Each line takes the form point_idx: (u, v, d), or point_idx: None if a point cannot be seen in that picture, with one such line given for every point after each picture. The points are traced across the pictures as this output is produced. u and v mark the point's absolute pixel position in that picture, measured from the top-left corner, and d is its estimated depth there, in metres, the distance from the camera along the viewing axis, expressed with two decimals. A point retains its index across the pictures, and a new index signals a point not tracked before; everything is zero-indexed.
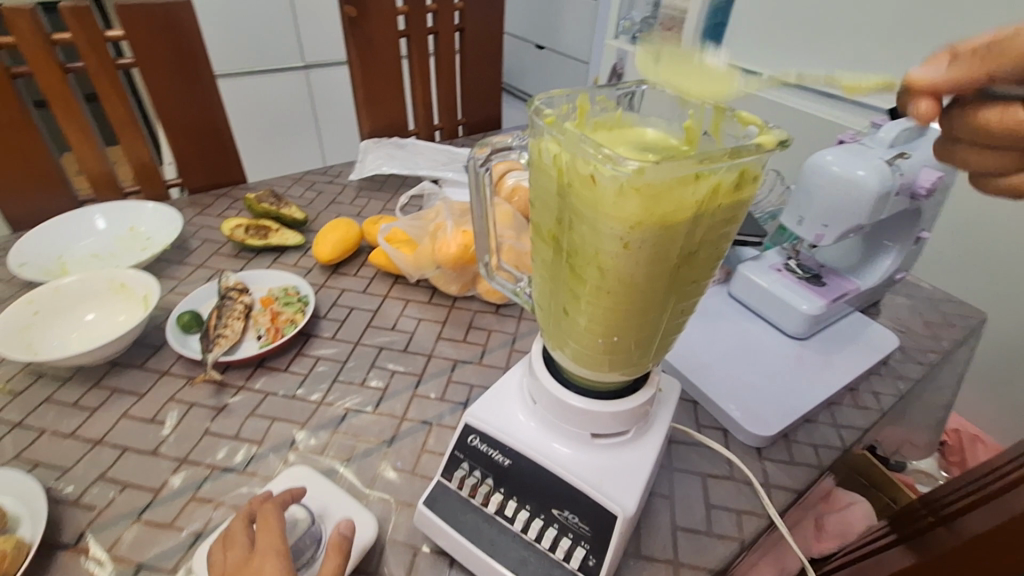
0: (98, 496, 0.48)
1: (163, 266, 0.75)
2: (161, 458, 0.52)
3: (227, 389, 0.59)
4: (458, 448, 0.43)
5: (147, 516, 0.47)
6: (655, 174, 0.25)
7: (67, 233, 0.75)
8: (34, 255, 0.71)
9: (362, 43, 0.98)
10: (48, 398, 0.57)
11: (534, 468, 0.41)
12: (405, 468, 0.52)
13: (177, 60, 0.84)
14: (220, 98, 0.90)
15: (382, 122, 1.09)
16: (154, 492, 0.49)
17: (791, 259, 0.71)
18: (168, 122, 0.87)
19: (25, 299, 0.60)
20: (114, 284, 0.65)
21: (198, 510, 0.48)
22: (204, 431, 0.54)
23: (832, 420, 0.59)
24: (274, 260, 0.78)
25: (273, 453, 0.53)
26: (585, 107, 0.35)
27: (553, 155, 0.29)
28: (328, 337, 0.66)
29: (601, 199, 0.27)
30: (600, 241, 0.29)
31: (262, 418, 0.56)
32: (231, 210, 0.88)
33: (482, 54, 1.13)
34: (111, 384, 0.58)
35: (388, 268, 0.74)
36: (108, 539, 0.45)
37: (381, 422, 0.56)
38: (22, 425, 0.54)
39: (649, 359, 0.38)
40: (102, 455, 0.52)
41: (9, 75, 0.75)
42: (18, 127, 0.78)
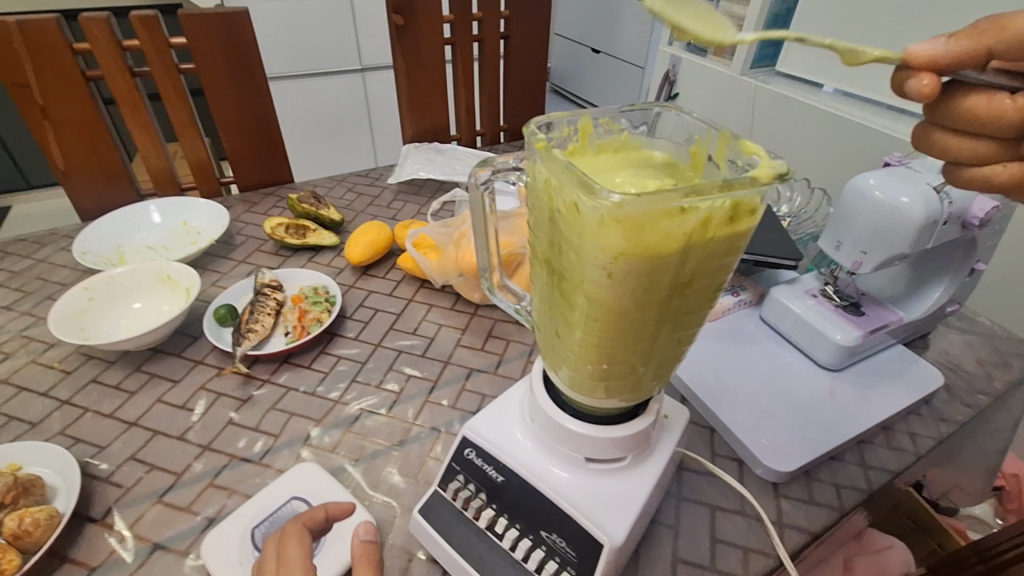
0: (126, 476, 0.52)
1: (208, 259, 0.80)
2: (186, 443, 0.55)
3: (253, 381, 0.62)
4: (455, 460, 0.44)
5: (168, 498, 0.50)
6: (636, 207, 0.25)
7: (127, 225, 0.81)
8: (97, 245, 0.78)
9: (408, 51, 1.01)
10: (94, 379, 0.62)
11: (526, 487, 0.40)
12: (410, 473, 0.53)
13: (234, 65, 0.89)
14: (271, 102, 0.95)
15: (425, 127, 1.11)
16: (176, 475, 0.52)
17: (829, 284, 0.67)
18: (224, 123, 0.93)
19: (82, 286, 0.66)
20: (161, 276, 0.70)
21: (214, 496, 0.50)
22: (227, 421, 0.57)
23: (860, 460, 0.56)
24: (309, 259, 0.81)
25: (287, 447, 0.55)
26: (587, 131, 0.35)
27: (544, 180, 0.29)
28: (351, 337, 0.68)
29: (584, 229, 0.27)
30: (586, 270, 0.28)
31: (281, 412, 0.58)
32: (276, 208, 0.92)
33: (527, 61, 1.14)
34: (150, 370, 0.63)
35: (415, 273, 0.75)
36: (132, 516, 0.49)
37: (392, 425, 0.57)
38: (69, 403, 0.59)
39: (647, 387, 0.37)
40: (135, 436, 0.56)
41: (85, 77, 0.82)
42: (90, 126, 0.85)
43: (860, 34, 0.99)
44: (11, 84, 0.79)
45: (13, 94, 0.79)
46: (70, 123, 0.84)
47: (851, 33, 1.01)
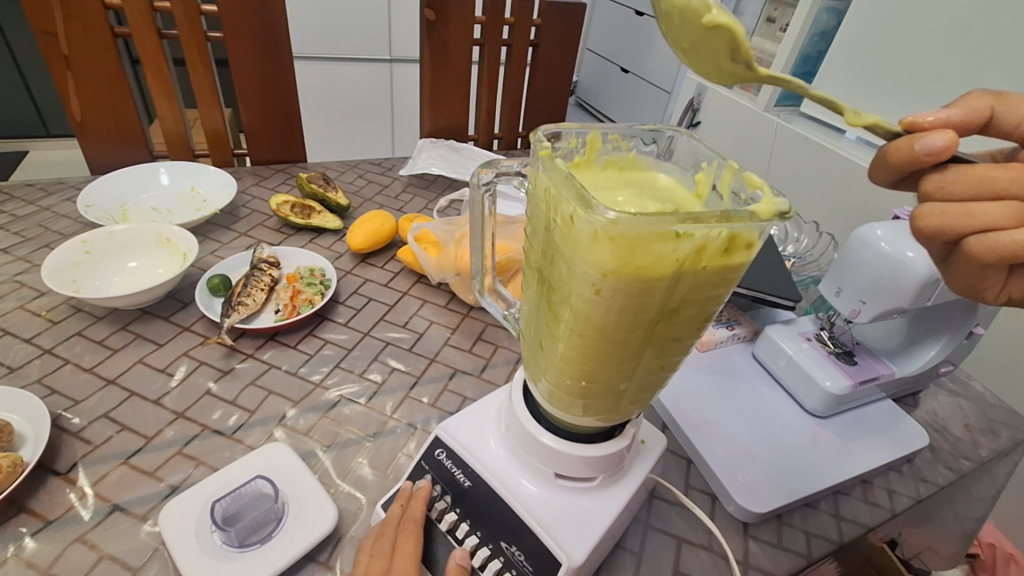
0: (96, 433, 0.52)
1: (210, 227, 0.80)
2: (160, 408, 0.55)
3: (237, 354, 0.61)
4: (425, 459, 0.43)
5: (135, 460, 0.50)
6: (632, 226, 0.24)
7: (134, 183, 0.82)
8: (102, 199, 0.78)
9: (436, 46, 1.01)
10: (79, 332, 0.62)
11: (492, 496, 0.40)
12: (381, 465, 0.52)
13: (261, 40, 0.89)
14: (294, 81, 0.95)
15: (444, 123, 1.11)
16: (147, 439, 0.52)
17: (825, 329, 0.66)
18: (245, 95, 0.93)
19: (81, 238, 0.66)
20: (160, 238, 0.70)
21: (181, 465, 0.50)
22: (205, 391, 0.57)
23: (835, 511, 0.55)
24: (310, 240, 0.81)
25: (261, 425, 0.54)
26: (596, 145, 0.34)
27: (545, 188, 0.29)
28: (341, 322, 0.68)
29: (577, 242, 0.26)
30: (574, 284, 0.28)
31: (261, 388, 0.58)
32: (284, 185, 0.92)
33: (553, 71, 1.14)
34: (136, 331, 0.63)
35: (413, 267, 0.75)
36: (96, 474, 0.49)
37: (369, 416, 0.57)
38: (50, 353, 0.59)
39: (626, 410, 0.37)
40: (112, 394, 0.55)
41: (112, 33, 0.82)
42: (112, 81, 0.86)
43: (887, 84, 0.99)
44: (39, 31, 0.79)
45: (39, 40, 0.79)
46: (92, 76, 0.84)
47: (877, 83, 1.01)
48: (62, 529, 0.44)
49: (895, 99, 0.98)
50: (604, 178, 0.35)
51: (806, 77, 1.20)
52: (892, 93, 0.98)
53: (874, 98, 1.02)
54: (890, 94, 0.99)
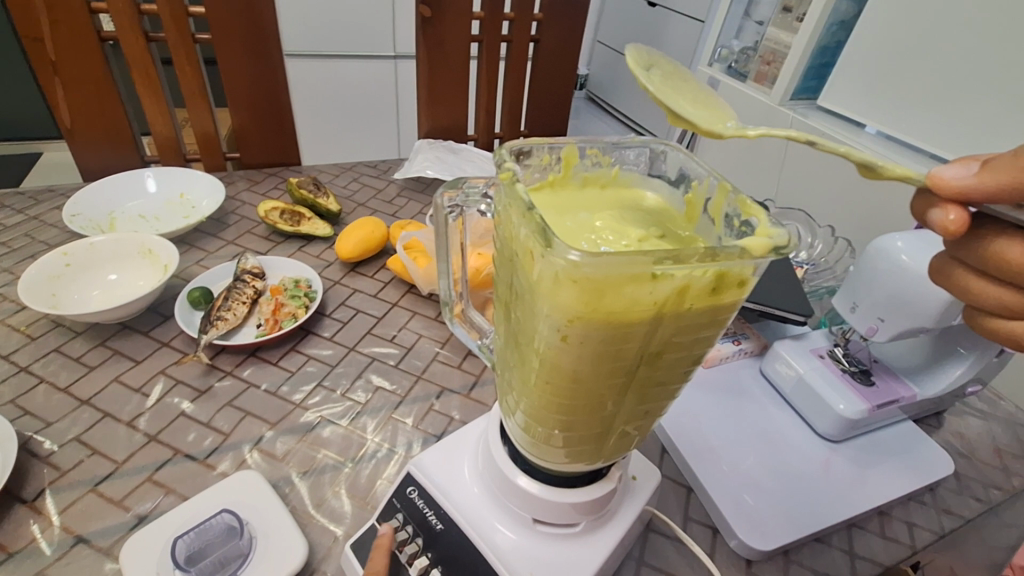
0: (64, 458, 0.50)
1: (197, 235, 0.78)
2: (134, 430, 0.53)
3: (215, 372, 0.59)
4: (396, 497, 0.40)
5: (103, 487, 0.48)
6: (598, 269, 0.21)
7: (122, 190, 0.80)
8: (88, 207, 0.76)
9: (433, 43, 0.97)
10: (57, 348, 0.60)
11: (465, 541, 0.37)
12: (359, 494, 0.49)
13: (250, 41, 0.87)
14: (284, 82, 0.93)
15: (441, 124, 1.08)
16: (117, 464, 0.50)
17: (839, 346, 0.62)
18: (234, 97, 0.91)
19: (61, 250, 0.64)
20: (142, 249, 0.68)
21: (150, 493, 0.48)
22: (179, 413, 0.55)
23: (848, 547, 0.51)
24: (299, 247, 0.78)
25: (235, 449, 0.52)
26: (572, 162, 0.31)
27: (508, 216, 0.26)
28: (326, 337, 0.65)
29: (538, 283, 0.23)
30: (539, 327, 0.25)
31: (238, 409, 0.55)
32: (276, 189, 0.89)
33: (556, 67, 1.10)
34: (114, 346, 0.61)
35: (403, 276, 0.72)
36: (63, 502, 0.47)
37: (350, 438, 0.54)
38: (26, 370, 0.57)
39: (609, 454, 0.33)
40: (85, 415, 0.53)
41: (99, 37, 0.80)
42: (100, 86, 0.84)
43: (913, 78, 0.93)
44: (25, 36, 0.77)
45: (26, 46, 0.77)
46: (80, 81, 0.82)
47: (901, 78, 0.95)
48: (24, 562, 0.43)
49: (921, 93, 0.92)
50: (583, 199, 0.31)
51: (823, 69, 1.13)
52: (919, 87, 0.93)
53: (898, 93, 0.96)
54: (915, 89, 0.93)
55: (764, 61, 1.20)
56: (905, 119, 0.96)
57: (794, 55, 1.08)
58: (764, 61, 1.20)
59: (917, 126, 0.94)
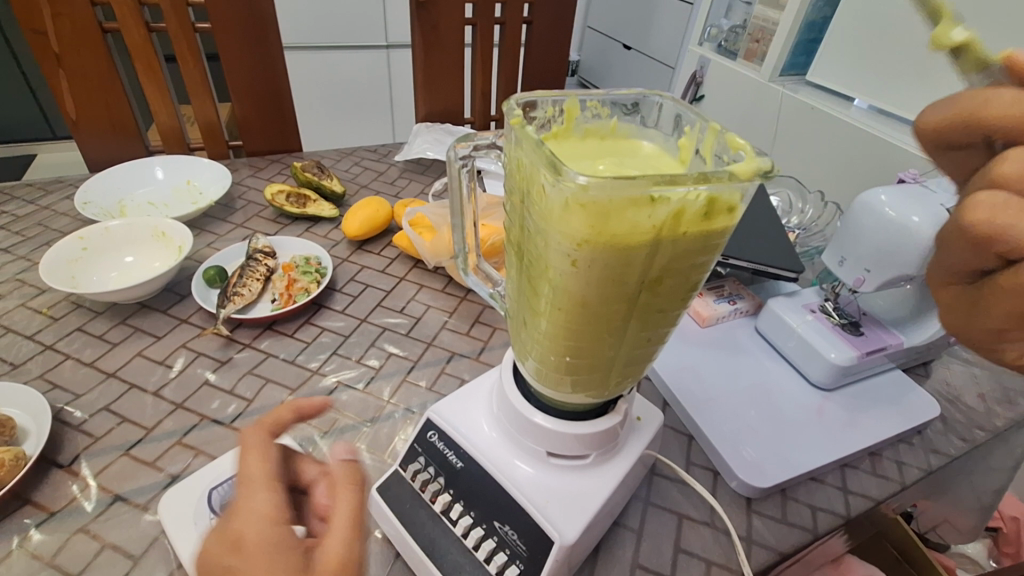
0: (95, 426, 0.52)
1: (206, 219, 0.80)
2: (160, 399, 0.55)
3: (234, 344, 0.62)
4: (417, 442, 0.43)
5: (135, 451, 0.51)
6: (602, 192, 0.23)
7: (130, 179, 0.82)
8: (98, 196, 0.78)
9: (428, 27, 0.99)
10: (79, 327, 0.62)
11: (484, 476, 0.40)
12: (379, 450, 0.52)
13: (249, 30, 0.88)
14: (284, 68, 0.94)
15: (438, 107, 1.09)
16: (146, 430, 0.52)
17: (830, 300, 0.65)
18: (236, 86, 0.92)
19: (77, 235, 0.66)
20: (155, 232, 0.70)
21: (181, 454, 0.51)
22: (203, 382, 0.57)
23: (841, 484, 0.54)
24: (306, 229, 0.81)
25: (259, 413, 0.55)
26: (574, 113, 0.34)
27: (519, 157, 0.28)
28: (338, 310, 0.67)
29: (549, 212, 0.26)
30: (550, 256, 0.27)
31: (259, 377, 0.58)
32: (280, 175, 0.92)
33: (549, 48, 1.11)
34: (135, 324, 0.63)
35: (409, 251, 0.74)
36: (98, 466, 0.49)
37: (366, 401, 0.57)
38: (52, 348, 0.60)
39: (616, 387, 0.36)
40: (112, 387, 0.56)
41: (101, 28, 0.82)
42: (103, 78, 0.85)
43: (900, 48, 0.96)
44: (28, 30, 0.78)
45: (30, 39, 0.79)
46: (83, 73, 0.84)
47: (889, 49, 0.98)
48: (67, 520, 0.45)
49: (909, 61, 0.95)
50: (584, 147, 0.34)
51: (811, 45, 1.16)
52: (906, 57, 0.95)
53: (886, 63, 0.99)
54: (903, 58, 0.96)
55: (753, 38, 1.21)
56: (893, 89, 0.99)
57: (781, 31, 1.11)
58: (753, 38, 1.21)
59: (905, 95, 0.97)
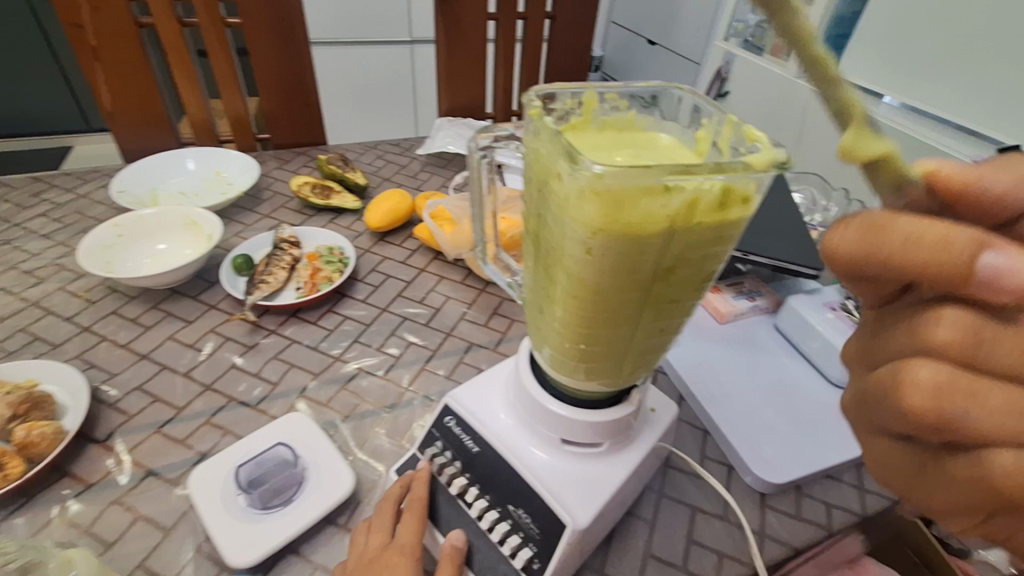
0: (129, 405, 0.55)
1: (234, 209, 0.83)
2: (190, 381, 0.57)
3: (260, 330, 0.64)
4: (435, 427, 0.44)
5: (166, 429, 0.53)
6: (617, 181, 0.24)
7: (162, 169, 0.84)
8: (133, 185, 0.81)
9: (451, 22, 1.00)
10: (115, 310, 0.65)
11: (498, 461, 0.41)
12: (397, 435, 0.53)
13: (277, 25, 0.91)
14: (310, 63, 0.96)
15: (460, 102, 1.11)
16: (177, 409, 0.55)
17: (850, 299, 0.64)
18: (264, 80, 0.95)
19: (113, 222, 0.68)
20: (186, 220, 0.72)
21: (209, 434, 0.53)
22: (230, 366, 0.59)
23: (858, 482, 0.53)
24: (330, 220, 0.83)
25: (284, 396, 0.57)
26: (592, 105, 0.34)
27: (536, 146, 0.29)
28: (360, 299, 0.69)
29: (566, 201, 0.26)
30: (566, 245, 0.28)
31: (283, 362, 0.60)
32: (305, 167, 0.94)
33: (571, 43, 1.12)
34: (167, 309, 0.65)
35: (430, 244, 0.76)
36: (131, 442, 0.52)
37: (386, 388, 0.58)
38: (89, 330, 0.62)
39: (629, 375, 0.36)
40: (145, 368, 0.58)
41: (136, 23, 0.85)
42: (137, 72, 0.88)
43: None
44: (68, 25, 0.81)
45: (69, 33, 0.82)
46: (118, 66, 0.87)
47: None
48: (104, 491, 0.48)
49: None
50: (601, 139, 0.35)
51: None
52: None
53: None
54: None
55: (779, 34, 1.19)
56: None
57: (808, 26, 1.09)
58: (779, 34, 1.19)
59: None
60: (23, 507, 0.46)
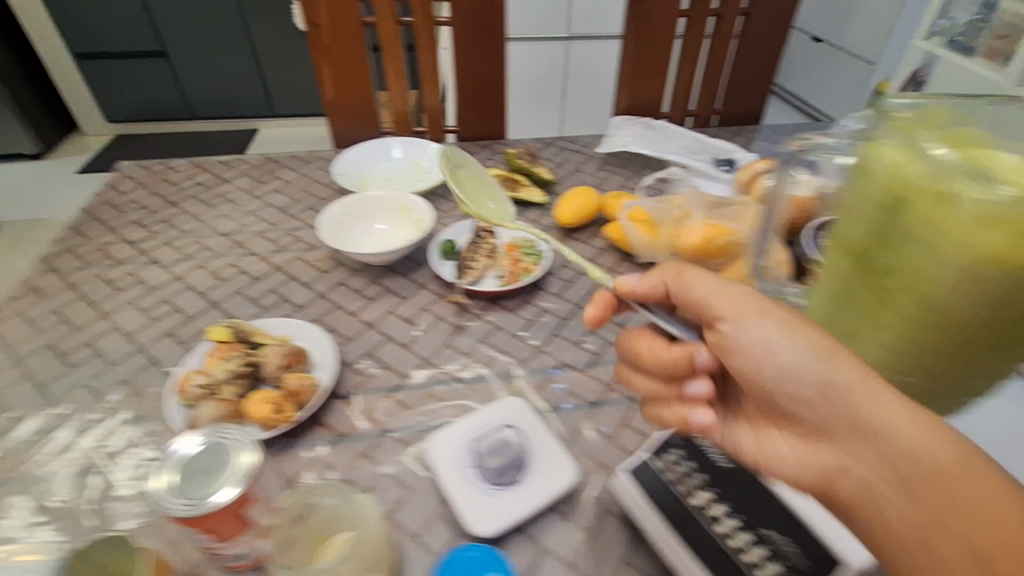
0: (365, 368, 0.61)
1: (432, 196, 0.89)
2: (412, 354, 0.63)
3: (466, 314, 0.68)
4: (680, 439, 0.47)
5: (396, 395, 0.58)
6: (1018, 208, 0.30)
7: (372, 156, 0.93)
8: (349, 170, 0.90)
9: (644, 19, 0.99)
10: (342, 282, 0.72)
11: (754, 484, 0.42)
12: (606, 433, 0.55)
13: (481, 24, 0.95)
14: (504, 60, 1.00)
15: (639, 99, 1.09)
16: (404, 378, 0.60)
17: None
18: (460, 76, 1.00)
19: (342, 202, 0.77)
20: (399, 205, 0.79)
21: (433, 405, 0.57)
22: (444, 344, 0.64)
23: None
24: (518, 212, 0.86)
25: (495, 379, 0.60)
26: (935, 117, 0.39)
27: (897, 167, 0.35)
28: (555, 293, 0.71)
29: (952, 224, 0.32)
30: (937, 264, 0.34)
31: (491, 346, 0.64)
32: (490, 160, 0.98)
33: (762, 41, 1.07)
34: (385, 284, 0.72)
35: (621, 244, 0.76)
36: (369, 403, 0.57)
37: (589, 383, 0.60)
38: (323, 296, 0.70)
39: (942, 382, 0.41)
40: (373, 337, 0.65)
41: (361, 22, 0.93)
42: (356, 66, 0.97)
43: None
44: (309, 24, 0.92)
45: (308, 32, 0.92)
46: (341, 61, 0.96)
47: None
48: (354, 442, 0.54)
49: None
50: None
51: None
52: None
53: None
54: None
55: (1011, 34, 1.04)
56: None
57: None
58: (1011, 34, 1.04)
59: None
60: (291, 446, 0.53)
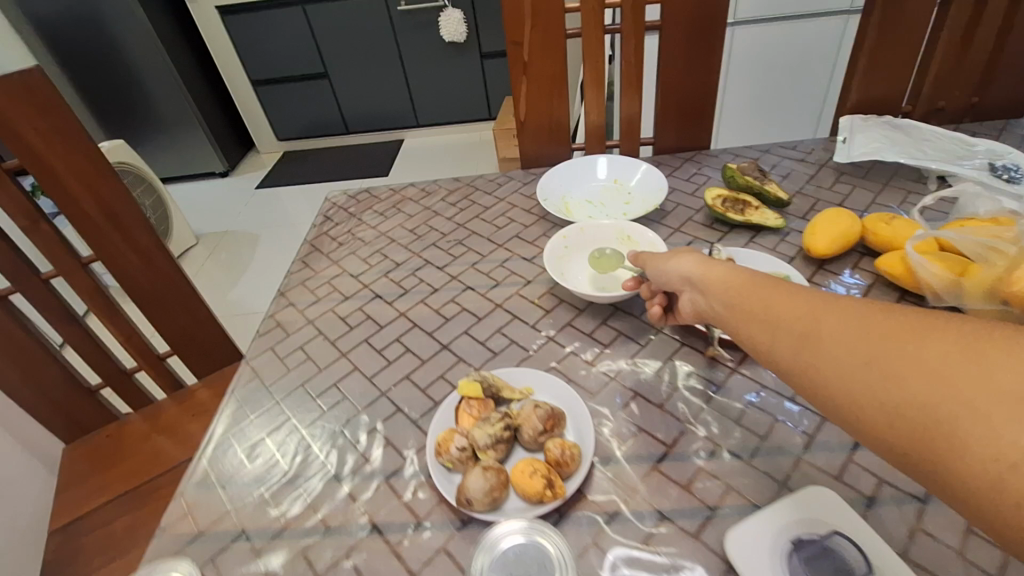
0: (619, 430, 0.55)
1: (644, 221, 0.81)
2: (668, 415, 0.55)
3: (721, 367, 0.59)
4: None
5: (663, 467, 0.51)
6: None
7: (575, 179, 0.88)
8: (552, 194, 0.85)
9: None
10: (569, 322, 0.67)
11: None
12: (949, 543, 0.43)
13: (698, 26, 0.85)
14: (718, 62, 0.89)
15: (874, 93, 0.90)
16: (667, 446, 0.53)
17: None
18: (666, 83, 0.91)
19: (562, 234, 0.74)
20: (622, 235, 0.74)
21: (711, 484, 0.49)
22: (704, 405, 0.56)
23: None
24: (750, 239, 0.74)
25: (779, 455, 0.51)
26: None
27: None
28: None
29: None
30: None
31: (762, 411, 0.54)
32: (699, 176, 0.88)
33: None
34: (617, 327, 0.65)
35: (902, 280, 0.62)
36: (633, 475, 0.51)
37: (907, 469, 0.48)
38: (553, 339, 0.65)
39: None
40: (618, 391, 0.58)
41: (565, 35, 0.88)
42: (554, 81, 0.92)
43: None
44: (512, 43, 0.88)
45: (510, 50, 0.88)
46: (539, 77, 0.91)
47: None
48: (630, 524, 0.47)
49: None
50: None
51: None
52: None
53: None
54: None
55: None
56: None
57: None
58: None
59: None
60: (559, 522, 0.48)
